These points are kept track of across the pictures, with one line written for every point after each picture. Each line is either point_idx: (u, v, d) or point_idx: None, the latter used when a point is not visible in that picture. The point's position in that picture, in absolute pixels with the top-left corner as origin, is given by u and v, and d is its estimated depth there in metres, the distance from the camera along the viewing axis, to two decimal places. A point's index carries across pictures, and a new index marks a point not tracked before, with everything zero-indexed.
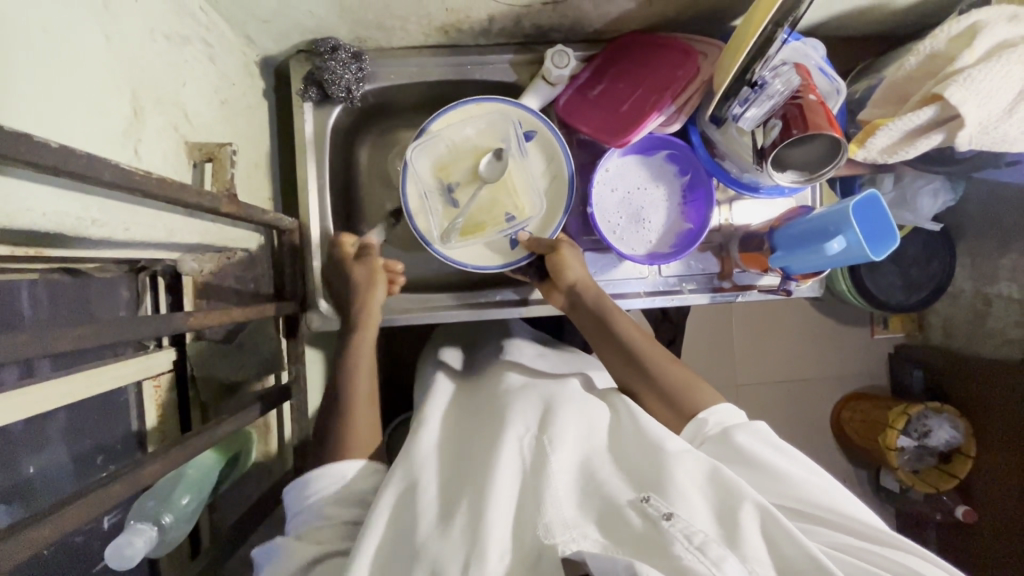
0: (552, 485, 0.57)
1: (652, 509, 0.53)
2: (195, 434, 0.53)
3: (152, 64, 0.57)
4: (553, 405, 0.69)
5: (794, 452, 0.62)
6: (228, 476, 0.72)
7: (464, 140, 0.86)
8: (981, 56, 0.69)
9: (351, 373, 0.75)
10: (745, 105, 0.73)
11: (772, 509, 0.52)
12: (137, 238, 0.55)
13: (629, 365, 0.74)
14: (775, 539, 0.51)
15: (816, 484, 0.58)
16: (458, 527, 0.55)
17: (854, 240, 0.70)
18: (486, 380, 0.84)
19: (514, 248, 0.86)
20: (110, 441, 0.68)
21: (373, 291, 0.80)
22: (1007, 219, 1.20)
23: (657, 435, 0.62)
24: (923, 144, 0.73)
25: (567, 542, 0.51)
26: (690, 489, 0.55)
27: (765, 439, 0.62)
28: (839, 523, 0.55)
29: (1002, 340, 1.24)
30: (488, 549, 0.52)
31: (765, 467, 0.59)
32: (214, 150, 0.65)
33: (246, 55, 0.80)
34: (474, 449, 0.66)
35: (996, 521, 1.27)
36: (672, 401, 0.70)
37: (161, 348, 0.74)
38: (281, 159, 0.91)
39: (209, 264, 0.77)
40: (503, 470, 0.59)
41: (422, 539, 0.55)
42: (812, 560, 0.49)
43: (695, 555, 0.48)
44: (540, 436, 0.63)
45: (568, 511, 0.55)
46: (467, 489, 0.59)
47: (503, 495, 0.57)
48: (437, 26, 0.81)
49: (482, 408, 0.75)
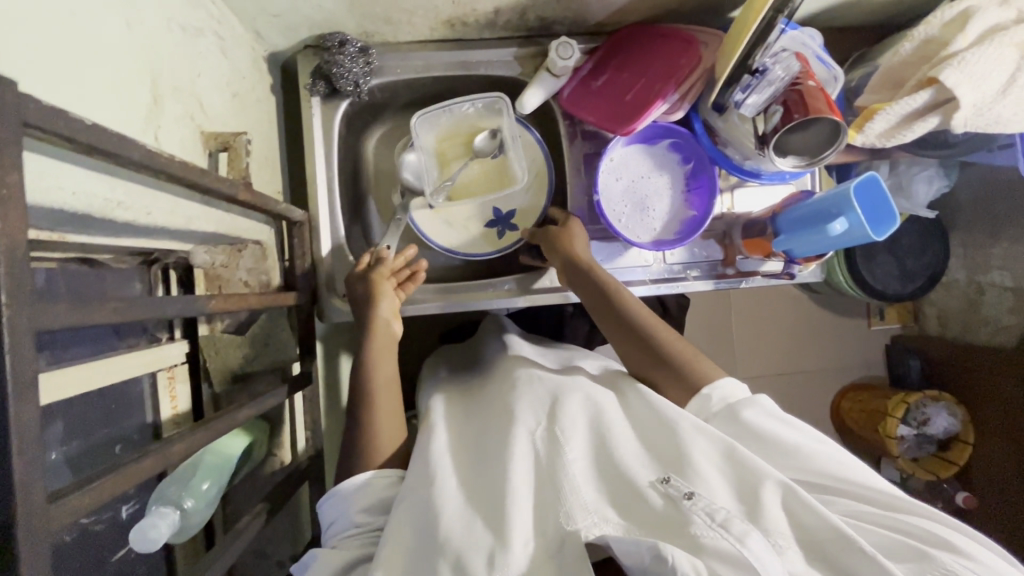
0: (569, 471, 0.59)
1: (673, 489, 0.55)
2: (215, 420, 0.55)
3: (169, 54, 0.58)
4: (563, 393, 0.71)
5: (802, 425, 0.63)
6: (245, 464, 0.74)
7: (465, 118, 0.90)
8: (974, 40, 0.71)
9: (370, 361, 0.76)
10: (746, 92, 0.74)
11: (793, 485, 0.54)
12: (157, 224, 0.55)
13: (631, 339, 0.75)
14: (795, 511, 0.52)
15: (828, 457, 0.60)
16: (481, 521, 0.56)
17: (855, 221, 0.72)
18: (492, 384, 0.84)
19: (501, 239, 0.96)
20: (127, 431, 0.68)
21: (377, 302, 0.80)
22: (999, 207, 1.23)
23: (670, 412, 0.64)
24: (920, 126, 0.74)
25: (589, 528, 0.53)
26: (709, 468, 0.57)
27: (770, 414, 0.63)
28: (849, 491, 0.57)
29: (996, 327, 1.27)
30: (512, 535, 0.54)
31: (776, 442, 0.61)
32: (230, 139, 0.65)
33: (255, 50, 0.81)
34: (488, 443, 0.68)
35: (995, 505, 1.29)
36: (683, 378, 0.70)
37: (173, 339, 0.75)
38: (289, 154, 0.92)
39: (222, 256, 0.78)
40: (519, 459, 0.62)
41: (445, 532, 0.55)
42: (835, 532, 0.50)
43: (718, 531, 0.49)
44: (552, 425, 0.65)
45: (589, 495, 0.56)
46: (484, 490, 0.60)
47: (520, 487, 0.59)
48: (443, 19, 0.83)
49: (490, 405, 0.77)
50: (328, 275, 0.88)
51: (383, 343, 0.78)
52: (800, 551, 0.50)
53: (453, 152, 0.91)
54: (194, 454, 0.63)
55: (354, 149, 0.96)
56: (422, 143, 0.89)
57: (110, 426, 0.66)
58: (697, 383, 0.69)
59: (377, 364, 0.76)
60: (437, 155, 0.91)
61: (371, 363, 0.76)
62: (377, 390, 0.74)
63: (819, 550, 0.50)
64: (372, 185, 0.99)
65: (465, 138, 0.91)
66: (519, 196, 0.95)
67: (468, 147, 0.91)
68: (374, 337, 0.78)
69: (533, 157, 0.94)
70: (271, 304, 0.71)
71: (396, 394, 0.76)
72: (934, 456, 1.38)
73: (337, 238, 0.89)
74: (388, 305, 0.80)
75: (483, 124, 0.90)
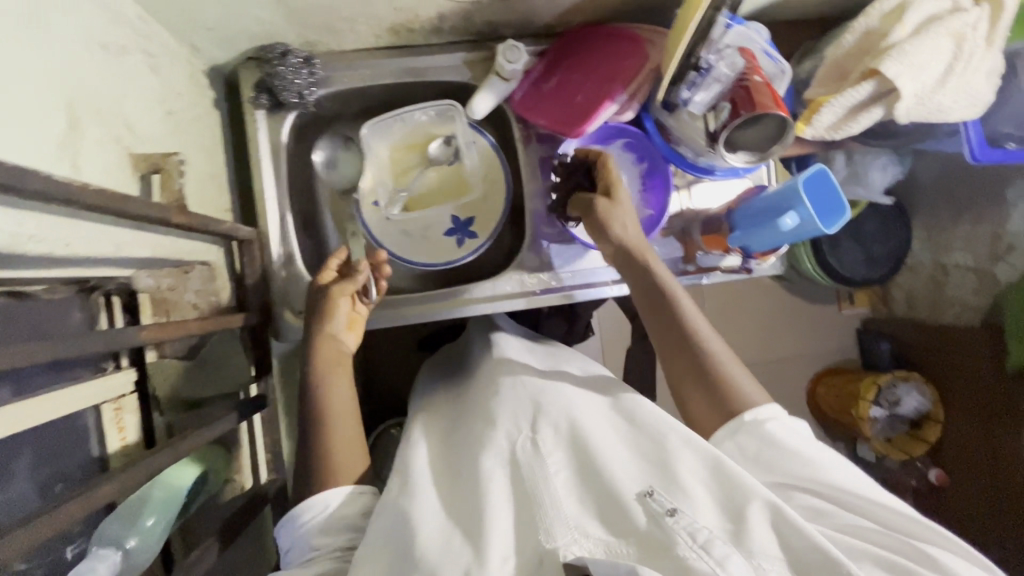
0: (551, 484, 0.59)
1: (656, 504, 0.54)
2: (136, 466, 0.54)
3: (88, 75, 0.56)
4: (545, 401, 0.71)
5: (817, 442, 0.63)
6: (199, 494, 0.71)
7: (419, 125, 0.88)
8: (912, 31, 0.71)
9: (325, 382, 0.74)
10: (694, 89, 0.76)
11: (780, 505, 0.52)
12: (80, 254, 0.55)
13: (673, 344, 0.71)
14: (780, 529, 0.51)
15: (839, 470, 0.59)
16: (460, 538, 0.57)
17: (805, 214, 0.73)
18: (470, 396, 0.82)
19: (460, 247, 0.92)
20: (70, 468, 0.65)
21: (334, 305, 0.77)
22: (957, 189, 1.26)
23: (663, 425, 0.64)
24: (865, 118, 0.75)
25: (568, 545, 0.52)
26: (694, 483, 0.56)
27: (790, 430, 0.63)
28: (846, 500, 0.56)
29: (960, 307, 1.29)
30: (489, 551, 0.54)
31: (787, 452, 0.61)
32: (160, 161, 0.64)
33: (193, 64, 0.79)
34: (465, 459, 0.68)
35: (968, 481, 1.31)
36: (715, 400, 0.67)
37: (120, 368, 0.72)
38: (237, 170, 0.89)
39: (168, 279, 0.74)
40: (496, 476, 0.62)
41: (422, 550, 0.56)
42: (820, 553, 0.48)
43: (699, 553, 0.48)
44: (536, 436, 0.66)
45: (569, 509, 0.56)
46: (466, 505, 0.61)
47: (498, 505, 0.59)
48: (387, 27, 0.81)
49: (471, 412, 0.77)
50: (283, 292, 0.86)
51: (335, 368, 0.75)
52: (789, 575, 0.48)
53: (408, 161, 0.90)
54: (142, 490, 0.61)
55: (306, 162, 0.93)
56: (375, 155, 0.89)
57: (51, 464, 0.63)
58: (731, 408, 0.65)
59: (330, 382, 0.74)
60: (392, 164, 0.90)
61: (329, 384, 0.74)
62: (335, 411, 0.72)
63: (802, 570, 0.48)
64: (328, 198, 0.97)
65: (420, 146, 0.90)
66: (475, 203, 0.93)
67: (423, 154, 0.90)
68: (319, 350, 0.76)
69: (489, 163, 0.93)
70: (219, 328, 0.69)
71: (352, 407, 0.74)
72: (906, 435, 1.41)
73: (291, 254, 0.86)
74: (346, 302, 0.78)
75: (437, 131, 0.89)
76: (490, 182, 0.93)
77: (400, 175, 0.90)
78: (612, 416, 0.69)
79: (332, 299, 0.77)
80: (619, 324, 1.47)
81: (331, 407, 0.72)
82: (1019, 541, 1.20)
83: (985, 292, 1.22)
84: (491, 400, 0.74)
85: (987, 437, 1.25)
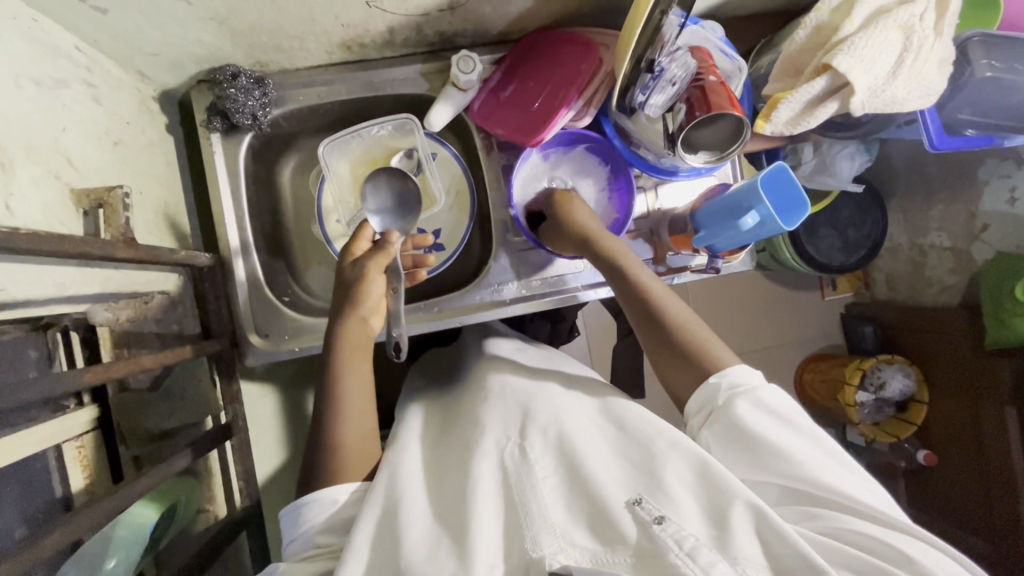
0: (538, 493, 0.58)
1: (644, 512, 0.54)
2: (100, 502, 0.54)
3: (20, 112, 0.55)
4: (534, 403, 0.70)
5: (800, 423, 0.60)
6: (168, 528, 0.70)
7: (377, 139, 0.87)
8: (862, 24, 0.72)
9: (339, 368, 0.70)
10: (647, 92, 0.75)
11: (763, 506, 0.52)
12: (23, 296, 0.55)
13: (644, 322, 0.71)
14: (763, 535, 0.51)
15: (824, 465, 0.57)
16: (446, 547, 0.55)
17: (766, 213, 0.73)
18: (454, 411, 0.81)
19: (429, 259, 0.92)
20: (32, 510, 0.64)
21: (365, 284, 0.71)
22: (931, 171, 1.26)
23: (648, 429, 0.64)
24: (821, 113, 0.75)
25: (554, 555, 0.51)
26: (680, 489, 0.56)
27: (767, 409, 0.60)
28: (843, 503, 0.55)
29: (940, 288, 1.30)
30: (476, 560, 0.53)
31: (767, 445, 0.58)
32: (103, 195, 0.62)
33: (142, 91, 0.78)
34: (451, 467, 0.67)
35: (955, 461, 1.32)
36: (692, 366, 0.66)
37: (82, 405, 0.71)
38: (195, 195, 0.88)
39: (126, 311, 0.73)
40: (483, 481, 0.61)
41: (407, 559, 0.55)
42: (804, 560, 0.49)
43: (685, 561, 0.48)
44: (523, 442, 0.65)
45: (557, 518, 0.55)
46: (453, 513, 0.60)
47: (484, 517, 0.57)
48: (338, 42, 0.80)
49: (461, 417, 0.76)
50: (249, 315, 0.85)
51: (357, 358, 0.71)
52: None
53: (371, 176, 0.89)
54: (103, 531, 0.61)
55: (267, 182, 0.92)
56: (335, 172, 0.88)
57: (12, 508, 0.62)
58: (706, 367, 0.65)
59: (350, 370, 0.70)
60: (354, 182, 0.89)
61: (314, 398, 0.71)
62: (341, 409, 0.69)
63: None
64: (293, 216, 0.96)
65: (382, 162, 0.89)
66: (440, 215, 0.93)
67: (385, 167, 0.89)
68: (345, 337, 0.71)
69: (453, 174, 0.92)
70: (176, 361, 0.68)
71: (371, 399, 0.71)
72: (893, 418, 1.41)
73: (256, 275, 0.85)
74: (377, 283, 0.72)
75: (398, 145, 0.88)
76: (455, 193, 0.93)
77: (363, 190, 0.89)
78: (598, 418, 0.69)
79: (362, 283, 0.70)
80: (602, 324, 1.46)
81: (347, 396, 0.69)
82: (1006, 518, 1.21)
83: (963, 271, 1.24)
84: (481, 404, 0.74)
85: (970, 417, 1.25)
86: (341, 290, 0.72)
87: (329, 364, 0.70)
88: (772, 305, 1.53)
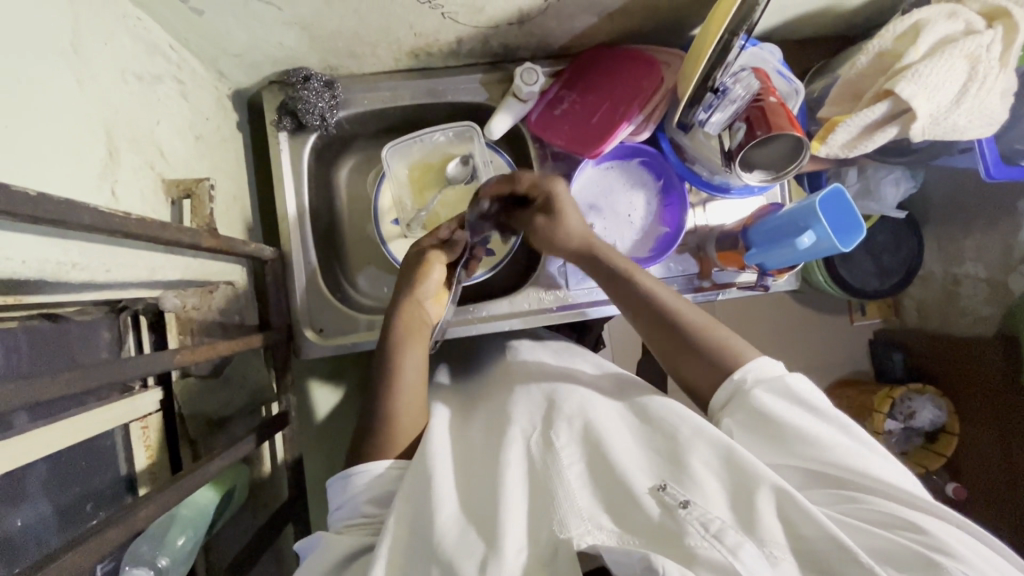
0: (564, 478, 0.59)
1: (669, 496, 0.55)
2: (186, 474, 0.56)
3: (123, 105, 0.58)
4: (559, 395, 0.71)
5: (833, 410, 0.61)
6: (223, 511, 0.73)
7: (436, 145, 0.90)
8: (926, 51, 0.72)
9: (398, 344, 0.75)
10: (710, 110, 0.76)
11: (789, 489, 0.53)
12: (118, 279, 0.58)
13: (644, 318, 0.74)
14: (790, 518, 0.52)
15: (849, 451, 0.58)
16: (476, 530, 0.56)
17: (823, 234, 0.74)
18: (486, 400, 0.80)
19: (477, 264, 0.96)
20: (99, 487, 0.66)
21: (426, 274, 0.80)
22: (968, 201, 1.25)
23: (674, 418, 0.64)
24: (880, 137, 0.76)
25: (581, 535, 0.52)
26: (706, 474, 0.56)
27: (785, 397, 0.62)
28: (872, 489, 0.55)
29: (974, 318, 1.28)
30: (505, 543, 0.53)
31: (791, 437, 0.59)
32: (192, 186, 0.66)
33: (219, 89, 0.81)
34: (482, 453, 0.67)
35: (985, 496, 1.29)
36: (708, 362, 0.68)
37: (147, 388, 0.73)
38: (256, 190, 0.90)
39: (193, 299, 0.76)
40: (512, 468, 0.61)
41: (442, 539, 0.55)
42: (833, 543, 0.49)
43: (710, 542, 0.49)
44: (550, 431, 0.66)
45: (583, 502, 0.56)
46: (485, 498, 0.60)
47: (515, 503, 0.57)
48: (407, 50, 0.83)
49: (491, 405, 0.77)
50: (305, 310, 0.87)
51: (415, 346, 0.76)
52: (795, 561, 0.50)
53: (428, 180, 0.91)
54: (167, 512, 0.65)
55: (324, 181, 0.95)
56: (393, 174, 0.90)
57: (84, 482, 0.64)
58: (725, 366, 0.67)
59: (411, 350, 0.75)
60: (411, 184, 0.91)
61: (378, 384, 0.74)
62: (403, 381, 0.73)
63: (811, 559, 0.50)
64: (343, 214, 0.98)
65: (439, 166, 0.91)
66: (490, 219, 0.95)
67: (442, 171, 0.91)
68: (405, 316, 0.78)
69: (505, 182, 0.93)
70: (244, 349, 0.71)
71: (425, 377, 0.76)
72: (922, 448, 1.37)
73: (311, 271, 0.87)
74: (439, 275, 0.81)
75: (455, 151, 0.90)
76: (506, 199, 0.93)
77: (419, 193, 0.91)
78: (621, 410, 0.69)
79: (425, 268, 0.80)
80: (631, 338, 1.38)
81: (405, 374, 0.73)
82: None
83: (998, 303, 1.21)
84: (508, 396, 0.75)
85: (1004, 452, 1.23)
86: (406, 272, 0.82)
87: (389, 339, 0.76)
88: (801, 327, 1.51)
